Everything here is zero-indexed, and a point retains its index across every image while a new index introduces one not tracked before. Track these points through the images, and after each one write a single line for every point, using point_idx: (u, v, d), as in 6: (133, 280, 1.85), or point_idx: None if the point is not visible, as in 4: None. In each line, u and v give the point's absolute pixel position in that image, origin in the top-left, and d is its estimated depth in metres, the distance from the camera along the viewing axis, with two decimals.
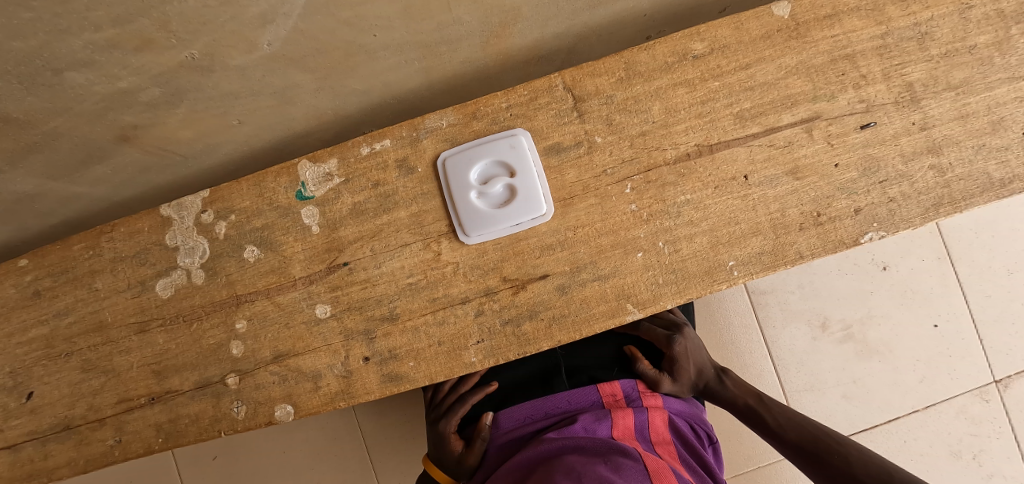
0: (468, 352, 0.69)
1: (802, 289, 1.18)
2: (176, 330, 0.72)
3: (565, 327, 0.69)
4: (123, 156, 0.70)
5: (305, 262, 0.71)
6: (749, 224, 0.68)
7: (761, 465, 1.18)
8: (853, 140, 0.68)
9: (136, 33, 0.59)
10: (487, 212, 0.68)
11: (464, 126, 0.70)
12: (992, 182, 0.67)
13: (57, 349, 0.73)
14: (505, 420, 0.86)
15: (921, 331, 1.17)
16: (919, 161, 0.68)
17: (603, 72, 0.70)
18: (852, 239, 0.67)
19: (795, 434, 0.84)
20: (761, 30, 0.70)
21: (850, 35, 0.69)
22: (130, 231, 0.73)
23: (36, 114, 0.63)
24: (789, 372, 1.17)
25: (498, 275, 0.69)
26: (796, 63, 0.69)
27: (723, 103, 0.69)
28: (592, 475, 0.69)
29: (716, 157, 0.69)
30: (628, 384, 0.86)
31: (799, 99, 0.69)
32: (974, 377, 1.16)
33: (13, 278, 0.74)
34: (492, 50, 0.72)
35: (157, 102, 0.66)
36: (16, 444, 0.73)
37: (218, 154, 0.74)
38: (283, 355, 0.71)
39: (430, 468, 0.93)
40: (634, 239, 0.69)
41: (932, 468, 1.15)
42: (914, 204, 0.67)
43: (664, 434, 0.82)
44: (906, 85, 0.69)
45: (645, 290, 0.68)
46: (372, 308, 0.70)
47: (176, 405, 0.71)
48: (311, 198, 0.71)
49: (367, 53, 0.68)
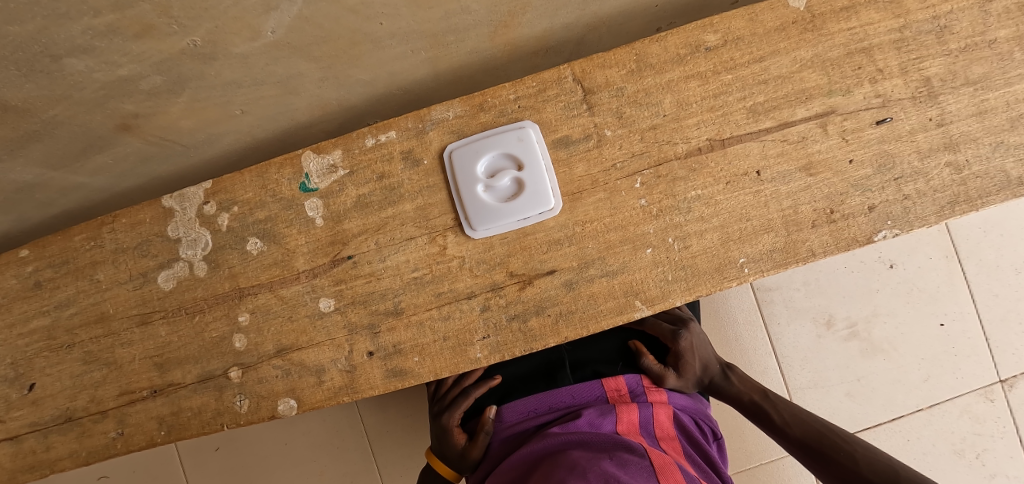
0: (474, 347, 0.68)
1: (808, 286, 1.17)
2: (178, 322, 0.71)
3: (571, 323, 0.68)
4: (124, 145, 0.69)
5: (308, 255, 0.70)
6: (760, 221, 0.67)
7: (763, 462, 1.17)
8: (868, 136, 0.67)
9: (136, 19, 0.58)
10: (494, 206, 0.67)
11: (472, 118, 0.69)
12: (1009, 180, 0.66)
13: (58, 341, 0.72)
14: (509, 413, 0.85)
15: (926, 330, 1.16)
16: (936, 158, 0.66)
17: (614, 64, 0.68)
18: (865, 237, 0.66)
19: (801, 431, 0.83)
20: (776, 21, 0.68)
21: (867, 28, 0.68)
22: (132, 222, 0.72)
23: (35, 102, 0.62)
24: (793, 370, 1.17)
25: (504, 270, 0.68)
26: (811, 56, 0.68)
27: (736, 96, 0.68)
28: (597, 471, 0.68)
29: (728, 152, 0.68)
30: (633, 378, 0.85)
31: (814, 94, 0.68)
32: (980, 376, 1.15)
33: (14, 268, 0.73)
34: (500, 40, 0.70)
35: (158, 91, 0.64)
36: (18, 435, 0.72)
37: (219, 145, 0.73)
38: (286, 348, 0.70)
39: (433, 461, 0.92)
40: (644, 235, 0.68)
41: (935, 466, 1.14)
42: (930, 202, 0.66)
43: (668, 430, 0.82)
44: (924, 80, 0.67)
45: (654, 287, 0.67)
46: (376, 302, 0.69)
47: (179, 397, 0.71)
48: (315, 190, 0.70)
49: (373, 42, 0.66)
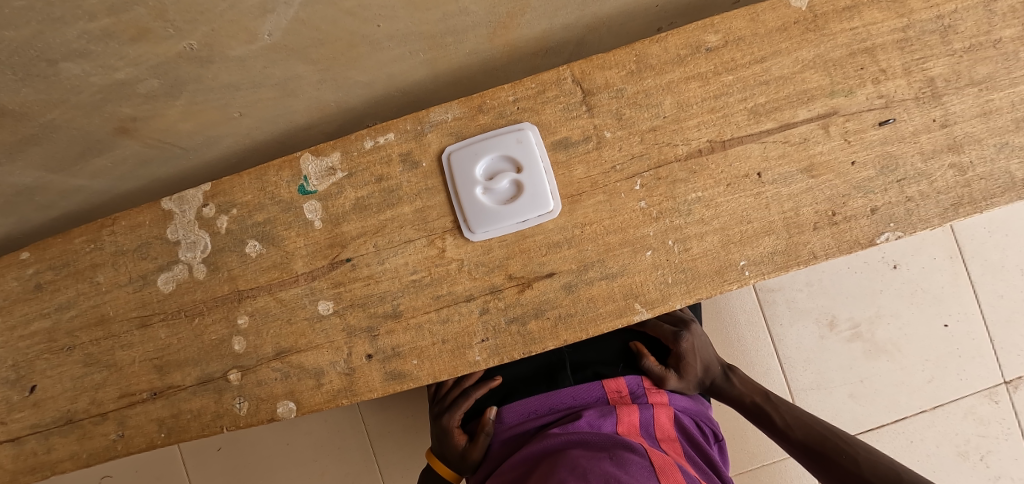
0: (473, 350, 0.68)
1: (811, 287, 1.16)
2: (178, 325, 0.71)
3: (571, 326, 0.68)
4: (123, 148, 0.69)
5: (307, 257, 0.70)
6: (761, 223, 0.66)
7: (766, 463, 1.17)
8: (871, 137, 0.66)
9: (132, 23, 0.58)
10: (493, 208, 0.66)
11: (471, 120, 0.69)
12: (1013, 182, 0.66)
13: (59, 343, 0.72)
14: (509, 414, 0.85)
15: (930, 331, 1.15)
16: (939, 159, 0.66)
17: (613, 65, 0.68)
18: (868, 239, 0.66)
19: (803, 433, 0.83)
20: (777, 22, 0.67)
21: (869, 28, 0.67)
22: (131, 224, 0.72)
23: (33, 106, 0.62)
24: (795, 371, 1.16)
25: (503, 273, 0.68)
26: (812, 56, 0.67)
27: (737, 97, 0.67)
28: (597, 471, 0.68)
29: (728, 153, 0.67)
30: (634, 380, 0.84)
31: (816, 94, 0.67)
32: (984, 377, 1.15)
33: (15, 271, 0.73)
34: (499, 41, 0.70)
35: (156, 94, 0.64)
36: (19, 438, 0.72)
37: (218, 147, 0.73)
38: (285, 351, 0.70)
39: (434, 463, 0.92)
40: (644, 238, 0.67)
41: (939, 468, 1.13)
42: (933, 204, 0.66)
43: (670, 431, 0.81)
44: (927, 80, 0.66)
45: (654, 289, 0.67)
46: (375, 305, 0.69)
47: (179, 399, 0.71)
48: (313, 193, 0.70)
49: (371, 44, 0.66)
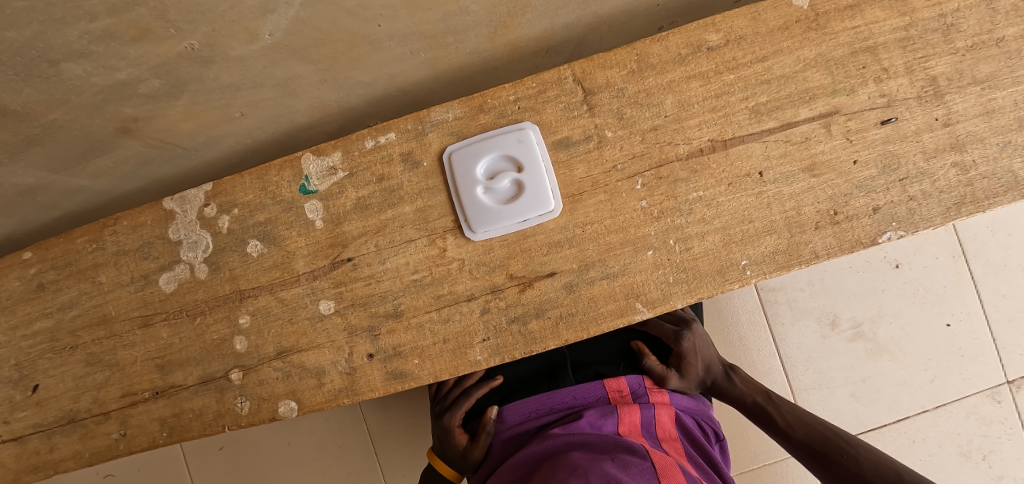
0: (473, 350, 0.68)
1: (812, 287, 1.16)
2: (179, 324, 0.71)
3: (572, 326, 0.68)
4: (125, 148, 0.69)
5: (308, 257, 0.70)
6: (762, 222, 0.66)
7: (767, 463, 1.17)
8: (873, 136, 0.66)
9: (133, 23, 0.58)
10: (493, 208, 0.66)
11: (471, 120, 0.69)
12: (1016, 181, 0.65)
13: (62, 342, 0.73)
14: (510, 413, 0.85)
15: (933, 331, 1.14)
16: (942, 158, 0.65)
17: (614, 64, 0.68)
18: (870, 238, 0.66)
19: (804, 433, 0.83)
20: (778, 21, 0.67)
21: (871, 26, 0.67)
22: (133, 224, 0.72)
23: (34, 106, 0.63)
24: (797, 370, 1.16)
25: (504, 273, 0.68)
26: (814, 55, 0.67)
27: (738, 97, 0.67)
28: (598, 472, 0.68)
29: (730, 153, 0.67)
30: (634, 380, 0.84)
31: (817, 94, 0.67)
32: (987, 377, 1.14)
33: (17, 270, 0.73)
34: (500, 40, 0.70)
35: (157, 94, 0.64)
36: (22, 437, 0.73)
37: (220, 147, 0.73)
38: (287, 350, 0.70)
39: (436, 462, 0.92)
40: (644, 237, 0.67)
41: (941, 468, 1.13)
42: (935, 203, 0.65)
43: (671, 431, 0.81)
44: (930, 79, 0.66)
45: (655, 289, 0.67)
46: (376, 304, 0.69)
47: (180, 399, 0.71)
48: (314, 192, 0.70)
49: (372, 44, 0.66)
